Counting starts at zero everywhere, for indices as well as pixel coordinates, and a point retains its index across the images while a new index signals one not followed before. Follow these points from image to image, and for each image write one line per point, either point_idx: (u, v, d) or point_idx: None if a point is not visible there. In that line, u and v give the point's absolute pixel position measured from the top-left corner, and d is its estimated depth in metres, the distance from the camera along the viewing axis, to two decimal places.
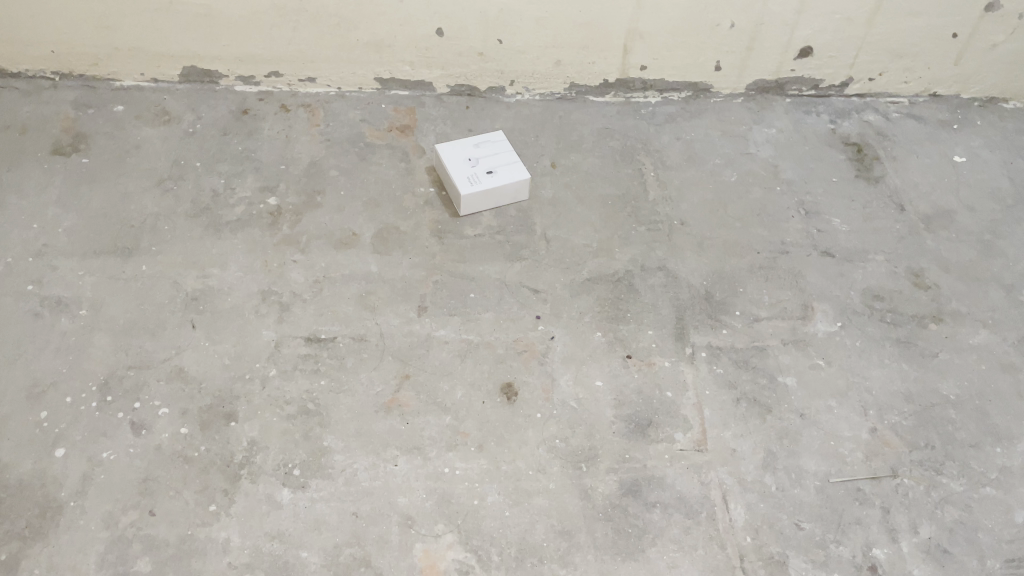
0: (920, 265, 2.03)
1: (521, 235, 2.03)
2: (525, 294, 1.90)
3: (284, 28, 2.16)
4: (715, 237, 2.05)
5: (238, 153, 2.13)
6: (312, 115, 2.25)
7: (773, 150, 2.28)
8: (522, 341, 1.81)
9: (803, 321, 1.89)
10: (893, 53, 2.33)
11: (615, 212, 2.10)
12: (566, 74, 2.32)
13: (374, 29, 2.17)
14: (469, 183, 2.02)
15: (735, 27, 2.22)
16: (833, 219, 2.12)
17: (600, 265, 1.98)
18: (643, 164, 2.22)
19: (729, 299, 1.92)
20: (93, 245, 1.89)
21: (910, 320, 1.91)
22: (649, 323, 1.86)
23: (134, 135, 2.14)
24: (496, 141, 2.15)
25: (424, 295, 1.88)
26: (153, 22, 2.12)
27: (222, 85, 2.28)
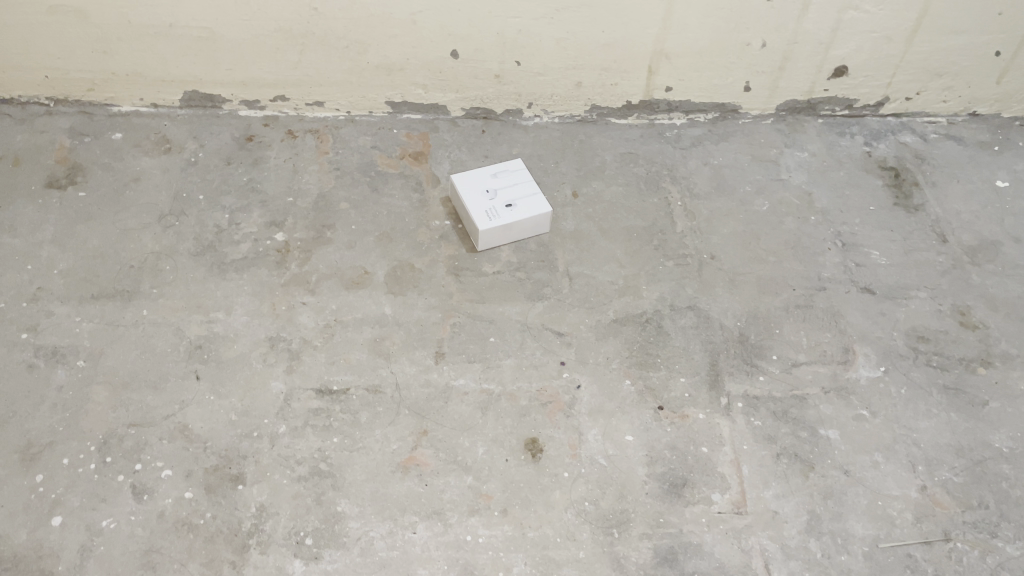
0: (965, 302, 1.92)
1: (543, 272, 1.92)
2: (548, 338, 1.79)
3: (290, 52, 2.04)
4: (748, 273, 1.94)
5: (243, 184, 2.02)
6: (321, 141, 2.13)
7: (806, 176, 2.17)
8: (547, 391, 1.70)
9: (844, 366, 1.78)
10: (932, 71, 2.21)
11: (641, 245, 1.99)
12: (587, 96, 2.20)
13: (386, 51, 2.05)
14: (489, 218, 1.90)
15: (766, 46, 2.10)
16: (871, 251, 2.01)
17: (627, 305, 1.86)
18: (669, 193, 2.11)
19: (765, 342, 1.81)
20: (91, 289, 1.79)
21: (957, 364, 1.80)
22: (681, 370, 1.75)
23: (133, 166, 2.04)
24: (516, 171, 2.03)
25: (441, 340, 1.77)
26: (152, 46, 2.01)
27: (226, 110, 2.17)
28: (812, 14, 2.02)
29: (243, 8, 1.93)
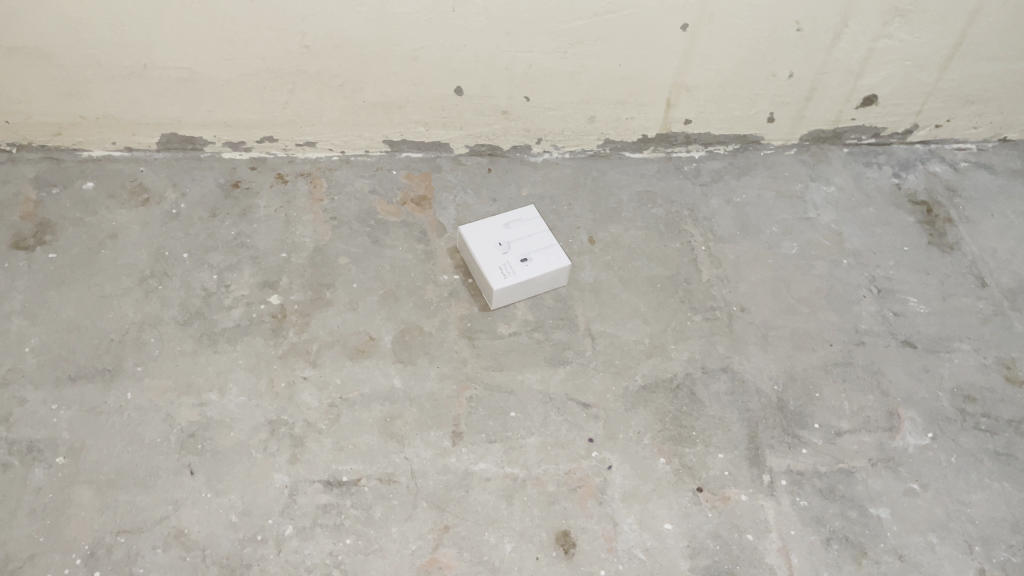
0: (1010, 354, 1.80)
1: (563, 331, 1.77)
2: (573, 410, 1.65)
3: (278, 91, 1.86)
4: (781, 326, 1.81)
5: (231, 239, 1.85)
6: (314, 186, 1.96)
7: (834, 214, 2.04)
8: (577, 474, 1.57)
9: (890, 433, 1.66)
10: (964, 99, 2.08)
11: (666, 297, 1.85)
12: (600, 130, 2.05)
13: (383, 89, 1.88)
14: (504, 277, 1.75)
15: (793, 77, 1.96)
16: (908, 298, 1.89)
17: (656, 368, 1.73)
18: (692, 236, 1.97)
19: (805, 409, 1.69)
20: (67, 369, 1.62)
21: (1006, 427, 1.69)
22: (718, 444, 1.62)
23: (108, 221, 1.85)
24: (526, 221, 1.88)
25: (457, 416, 1.62)
26: (124, 88, 1.82)
27: (208, 152, 1.98)
28: (844, 44, 1.88)
29: (225, 47, 1.75)
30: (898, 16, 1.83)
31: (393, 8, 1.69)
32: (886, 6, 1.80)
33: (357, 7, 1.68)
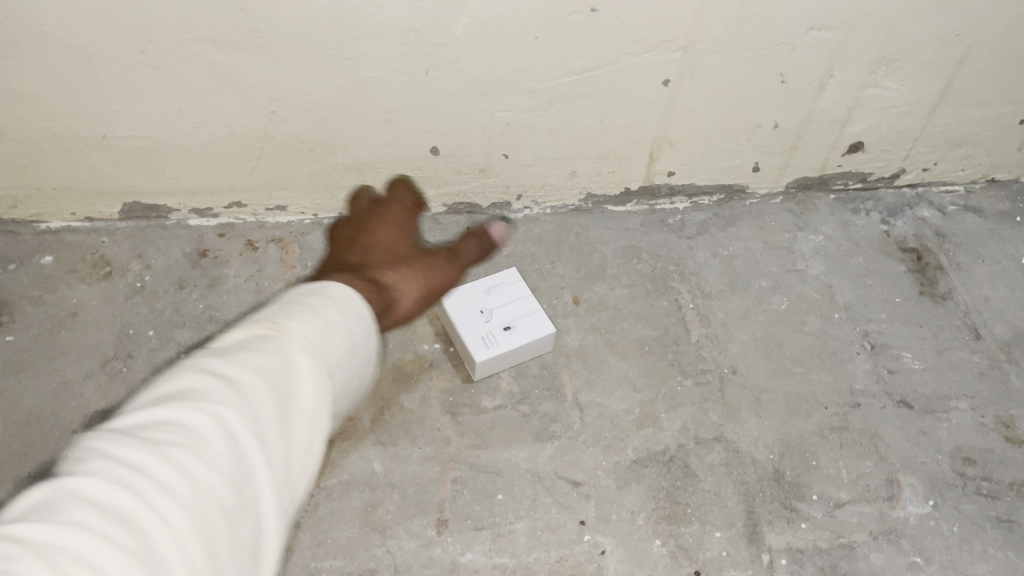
0: (1009, 411, 1.76)
1: (550, 402, 1.70)
2: (564, 490, 1.58)
3: (245, 157, 1.78)
4: (774, 389, 1.76)
5: (199, 313, 1.77)
6: (286, 253, 1.90)
7: (824, 265, 1.99)
8: (569, 561, 1.50)
9: (891, 503, 1.61)
10: (952, 142, 2.04)
11: (655, 361, 1.79)
12: (582, 185, 1.99)
13: (355, 151, 1.80)
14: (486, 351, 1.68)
15: (778, 127, 1.90)
16: (903, 353, 1.84)
17: (648, 439, 1.66)
18: (679, 293, 1.91)
19: (802, 479, 1.63)
20: (27, 466, 1.54)
21: (1008, 490, 1.64)
22: (715, 522, 1.56)
23: (69, 297, 1.78)
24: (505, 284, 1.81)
25: (442, 502, 1.55)
26: (83, 158, 1.74)
27: (173, 219, 1.92)
28: (830, 94, 1.83)
29: (188, 116, 1.67)
30: (884, 65, 1.77)
31: (364, 73, 1.61)
32: (871, 57, 1.75)
33: (326, 72, 1.60)
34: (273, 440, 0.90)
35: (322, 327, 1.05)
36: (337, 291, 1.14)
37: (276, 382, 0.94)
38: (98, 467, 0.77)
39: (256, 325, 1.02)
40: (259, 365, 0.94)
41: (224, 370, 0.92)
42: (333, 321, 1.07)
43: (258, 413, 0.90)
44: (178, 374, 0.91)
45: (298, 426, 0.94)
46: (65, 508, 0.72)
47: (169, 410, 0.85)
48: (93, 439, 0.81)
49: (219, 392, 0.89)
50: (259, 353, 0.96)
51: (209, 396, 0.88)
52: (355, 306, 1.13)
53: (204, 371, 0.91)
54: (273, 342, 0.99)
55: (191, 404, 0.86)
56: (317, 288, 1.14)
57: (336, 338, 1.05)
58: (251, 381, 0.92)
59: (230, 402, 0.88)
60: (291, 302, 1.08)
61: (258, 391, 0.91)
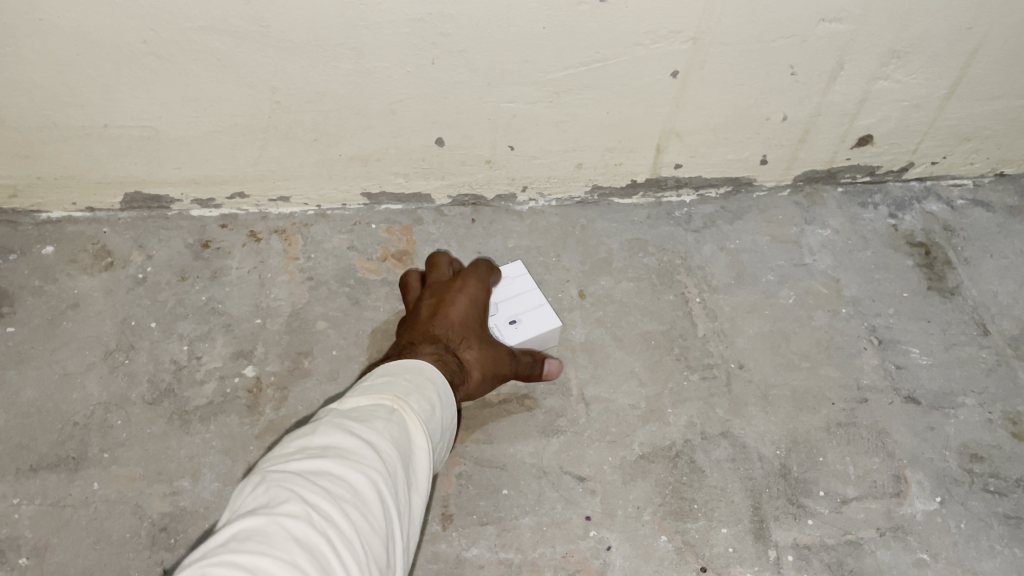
0: (1016, 408, 1.74)
1: (555, 397, 1.69)
2: (569, 485, 1.57)
3: (249, 147, 1.76)
4: (781, 384, 1.74)
5: (201, 305, 1.76)
6: (289, 245, 1.88)
7: (831, 259, 1.97)
8: (575, 556, 1.49)
9: (898, 499, 1.60)
10: (961, 136, 2.02)
11: (661, 355, 1.77)
12: (588, 177, 1.98)
13: (360, 142, 1.78)
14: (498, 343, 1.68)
15: (787, 120, 1.89)
16: (910, 349, 1.83)
17: (654, 434, 1.65)
18: (686, 287, 1.89)
19: (809, 475, 1.62)
20: (28, 459, 1.53)
21: (1015, 487, 1.63)
22: (721, 518, 1.55)
23: (70, 289, 1.76)
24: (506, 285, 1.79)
25: (447, 497, 1.54)
26: (85, 148, 1.72)
27: (175, 210, 1.90)
28: (839, 87, 1.81)
29: (191, 106, 1.65)
30: (895, 58, 1.75)
31: (369, 63, 1.59)
32: (882, 49, 1.73)
33: (331, 62, 1.58)
34: (404, 512, 1.00)
35: (427, 407, 1.15)
36: (432, 373, 1.24)
37: (406, 454, 1.04)
38: (294, 513, 0.86)
39: (379, 394, 1.11)
40: (395, 436, 1.04)
41: (368, 434, 1.01)
42: (434, 401, 1.17)
43: (396, 481, 0.99)
44: (329, 431, 1.01)
45: (416, 500, 1.04)
46: (270, 546, 0.82)
47: (336, 467, 0.95)
48: (275, 485, 0.91)
49: (370, 454, 0.98)
50: (391, 422, 1.06)
51: (362, 458, 0.97)
52: (445, 390, 1.23)
53: (352, 433, 1.00)
54: (398, 413, 1.09)
55: (349, 464, 0.95)
56: (414, 367, 1.23)
57: (437, 419, 1.16)
58: (394, 452, 1.02)
59: (381, 468, 0.98)
60: (396, 376, 1.18)
61: (396, 460, 1.01)
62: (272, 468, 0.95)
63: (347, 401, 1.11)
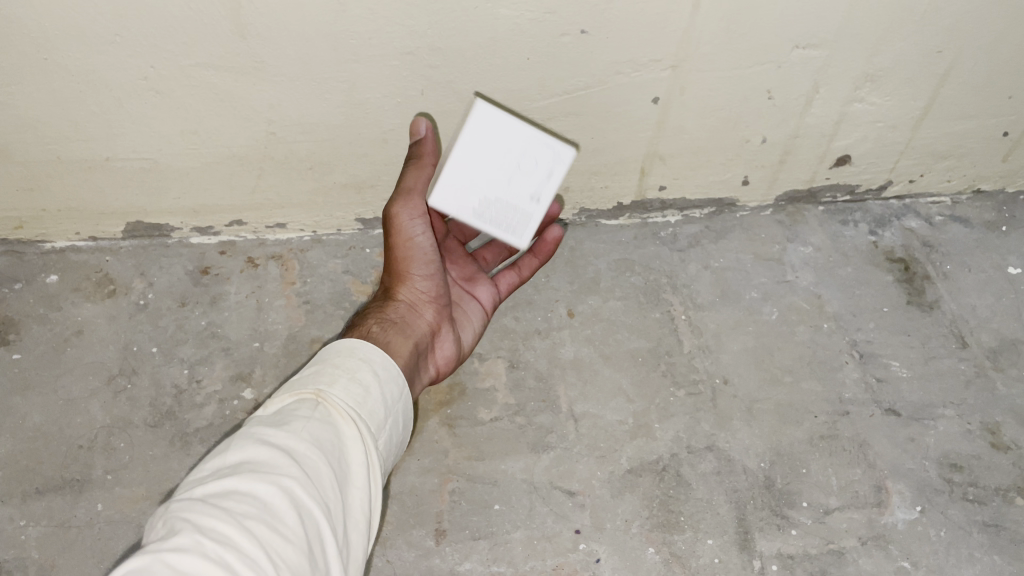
0: (994, 418, 1.79)
1: (546, 413, 1.74)
2: (560, 499, 1.62)
3: (246, 177, 1.82)
4: (765, 398, 1.79)
5: (201, 330, 1.81)
6: (286, 269, 1.94)
7: (813, 276, 2.03)
8: (565, 569, 1.54)
9: (880, 509, 1.65)
10: (937, 154, 2.08)
11: (648, 372, 1.82)
12: (575, 200, 2.04)
13: (354, 170, 1.84)
14: (515, 230, 1.50)
15: (767, 142, 1.95)
16: (891, 362, 1.88)
17: (641, 449, 1.70)
18: (671, 304, 1.95)
19: (793, 486, 1.67)
20: (35, 482, 1.58)
21: (994, 495, 1.68)
22: (707, 529, 1.60)
23: (74, 316, 1.82)
24: (547, 140, 1.45)
25: (440, 513, 1.60)
26: (88, 180, 1.78)
27: (175, 238, 1.96)
28: (816, 109, 1.87)
29: (190, 138, 1.71)
30: (868, 81, 1.82)
31: (361, 95, 1.66)
32: (856, 73, 1.79)
33: (325, 94, 1.64)
34: (335, 508, 1.00)
35: (358, 392, 1.15)
36: (367, 350, 1.23)
37: (330, 448, 1.05)
38: (192, 539, 0.87)
39: (302, 392, 1.12)
40: (314, 435, 1.04)
41: (282, 441, 1.02)
42: (369, 384, 1.17)
43: (317, 481, 1.00)
44: (242, 446, 1.02)
45: (352, 492, 1.05)
46: None
47: (243, 482, 0.95)
48: (175, 515, 0.91)
49: (281, 463, 0.99)
50: (311, 421, 1.07)
51: (273, 468, 0.98)
52: (385, 367, 1.22)
53: (264, 442, 1.02)
54: (319, 408, 1.09)
55: (257, 477, 0.96)
56: (348, 348, 1.23)
57: (374, 402, 1.16)
58: (313, 450, 1.02)
59: (295, 473, 0.98)
60: (327, 365, 1.18)
61: (314, 461, 1.01)
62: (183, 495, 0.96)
63: (272, 407, 1.12)
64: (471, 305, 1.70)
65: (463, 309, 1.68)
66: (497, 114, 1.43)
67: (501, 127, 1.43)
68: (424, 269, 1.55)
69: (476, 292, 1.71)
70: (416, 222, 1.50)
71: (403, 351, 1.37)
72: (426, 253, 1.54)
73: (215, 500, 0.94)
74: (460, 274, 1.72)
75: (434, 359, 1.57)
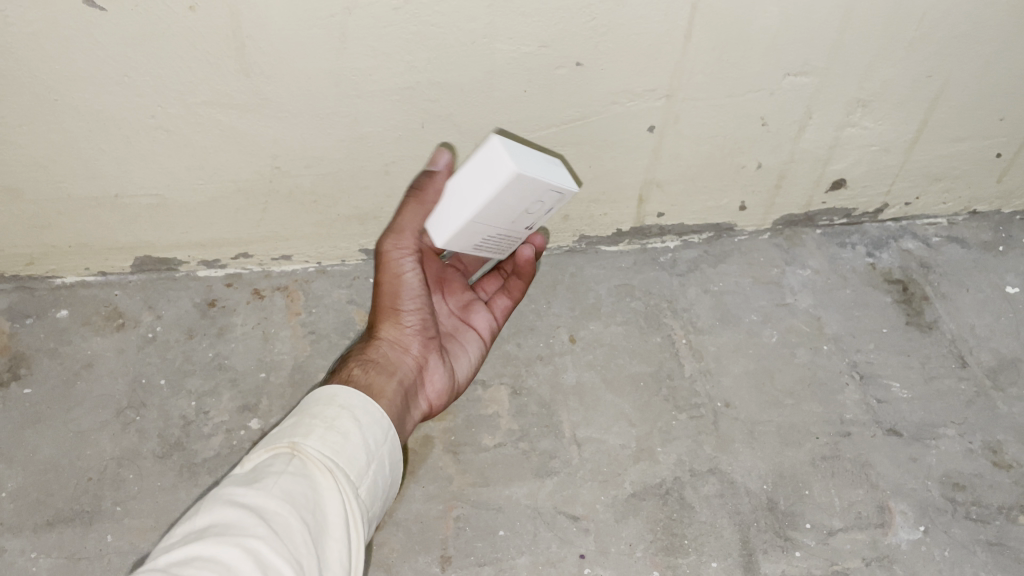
0: (996, 437, 1.80)
1: (548, 439, 1.76)
2: (564, 524, 1.63)
3: (251, 211, 1.86)
4: (767, 420, 1.81)
5: (208, 361, 1.84)
6: (292, 300, 1.97)
7: (812, 298, 2.05)
8: None
9: (883, 529, 1.65)
10: (932, 177, 2.11)
11: (650, 396, 1.84)
12: (575, 228, 2.07)
13: (357, 202, 1.88)
14: (496, 247, 1.59)
15: (762, 167, 1.98)
16: (891, 382, 1.89)
17: (644, 473, 1.71)
18: (672, 328, 1.97)
19: (796, 508, 1.67)
20: (45, 514, 1.60)
21: (997, 514, 1.68)
22: (711, 552, 1.61)
23: (83, 350, 1.85)
24: (562, 190, 1.44)
25: (445, 540, 1.61)
26: (97, 217, 1.82)
27: (182, 271, 2.00)
28: (810, 135, 1.90)
29: (196, 173, 1.75)
30: (860, 106, 1.85)
31: (363, 129, 1.70)
32: (847, 98, 1.83)
33: (327, 128, 1.68)
34: (309, 564, 0.99)
35: (335, 441, 1.15)
36: (347, 396, 1.23)
37: (303, 503, 1.04)
38: None
39: (278, 446, 1.13)
40: (285, 490, 1.04)
41: (252, 499, 1.02)
42: (347, 432, 1.17)
43: (288, 537, 0.99)
44: (211, 507, 1.02)
45: (330, 543, 1.04)
46: None
47: (207, 544, 0.95)
48: None
49: (249, 522, 0.99)
50: (283, 476, 1.07)
51: (241, 528, 0.98)
52: (365, 412, 1.22)
53: (231, 503, 1.02)
54: (293, 462, 1.10)
55: (222, 539, 0.95)
56: (327, 396, 1.23)
57: (352, 449, 1.16)
58: (283, 506, 1.02)
59: (263, 531, 0.98)
60: (304, 417, 1.19)
61: (285, 517, 1.01)
62: (150, 561, 0.96)
63: (249, 463, 1.13)
64: (466, 335, 1.68)
65: (458, 341, 1.66)
66: (535, 179, 1.36)
67: (525, 189, 1.38)
68: (411, 303, 1.51)
69: (471, 320, 1.70)
70: (406, 258, 1.50)
71: (387, 390, 1.36)
72: (412, 287, 1.51)
73: (179, 564, 0.93)
74: (456, 303, 1.70)
75: (425, 394, 1.54)
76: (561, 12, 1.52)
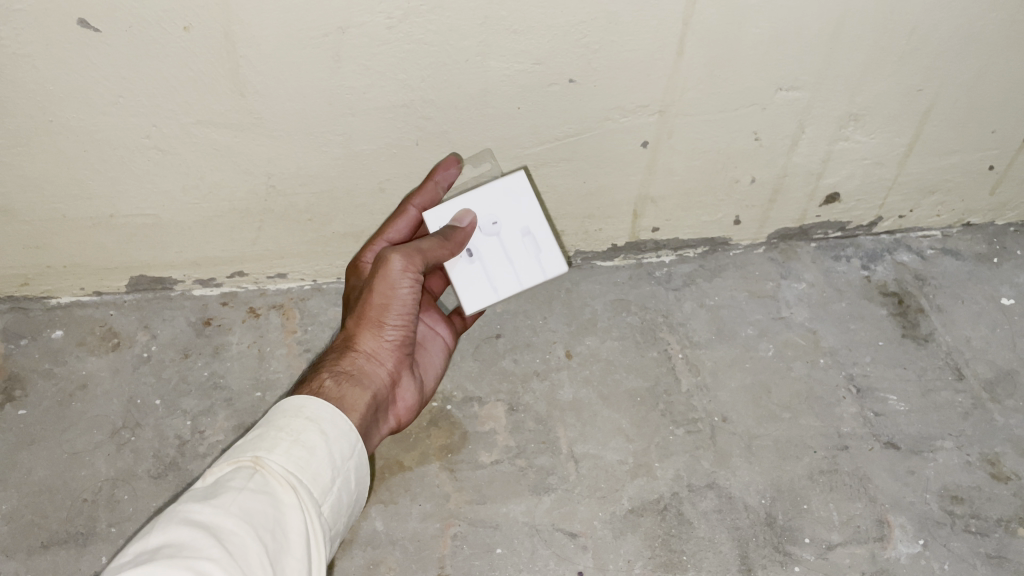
0: (993, 449, 1.80)
1: (545, 456, 1.75)
2: (561, 541, 1.63)
3: (246, 229, 1.86)
4: (764, 435, 1.80)
5: (204, 381, 1.84)
6: (287, 319, 1.97)
7: (807, 312, 2.05)
8: None
9: (882, 543, 1.65)
10: (925, 189, 2.12)
11: (647, 411, 1.84)
12: (570, 243, 2.07)
13: (352, 220, 1.88)
14: None
15: (756, 181, 1.99)
16: (888, 396, 1.89)
17: (642, 488, 1.71)
18: (669, 343, 1.97)
19: (794, 523, 1.67)
20: (40, 536, 1.59)
21: (996, 527, 1.68)
22: (710, 568, 1.60)
23: (78, 370, 1.85)
24: None
25: (442, 558, 1.60)
26: (91, 237, 1.82)
27: (178, 290, 1.99)
28: (803, 149, 1.91)
29: (191, 193, 1.75)
30: (852, 120, 1.86)
31: (357, 147, 1.70)
32: (840, 112, 1.84)
33: (322, 147, 1.69)
34: None
35: (301, 455, 1.12)
36: (315, 408, 1.19)
37: (262, 521, 1.01)
38: None
39: (240, 460, 1.09)
40: (244, 509, 1.01)
41: (208, 517, 0.99)
42: (314, 446, 1.14)
43: (244, 558, 0.96)
44: (167, 524, 0.98)
45: (289, 563, 1.01)
46: None
47: (158, 565, 0.91)
48: None
49: (204, 543, 0.96)
50: (243, 493, 1.03)
51: (195, 549, 0.95)
52: (333, 426, 1.18)
53: (187, 521, 0.99)
54: (254, 478, 1.06)
55: (175, 559, 0.92)
56: (294, 407, 1.19)
57: (318, 464, 1.12)
58: (240, 526, 0.99)
59: (218, 552, 0.95)
60: (269, 429, 1.15)
61: (241, 537, 0.98)
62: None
63: (209, 476, 1.09)
64: (430, 344, 1.64)
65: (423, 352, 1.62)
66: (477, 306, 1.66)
67: None
68: (396, 317, 1.42)
69: (436, 329, 1.66)
70: (407, 275, 1.39)
71: (360, 404, 1.31)
72: (403, 302, 1.41)
73: None
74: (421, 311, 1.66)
75: (394, 410, 1.48)
76: (554, 29, 1.53)
